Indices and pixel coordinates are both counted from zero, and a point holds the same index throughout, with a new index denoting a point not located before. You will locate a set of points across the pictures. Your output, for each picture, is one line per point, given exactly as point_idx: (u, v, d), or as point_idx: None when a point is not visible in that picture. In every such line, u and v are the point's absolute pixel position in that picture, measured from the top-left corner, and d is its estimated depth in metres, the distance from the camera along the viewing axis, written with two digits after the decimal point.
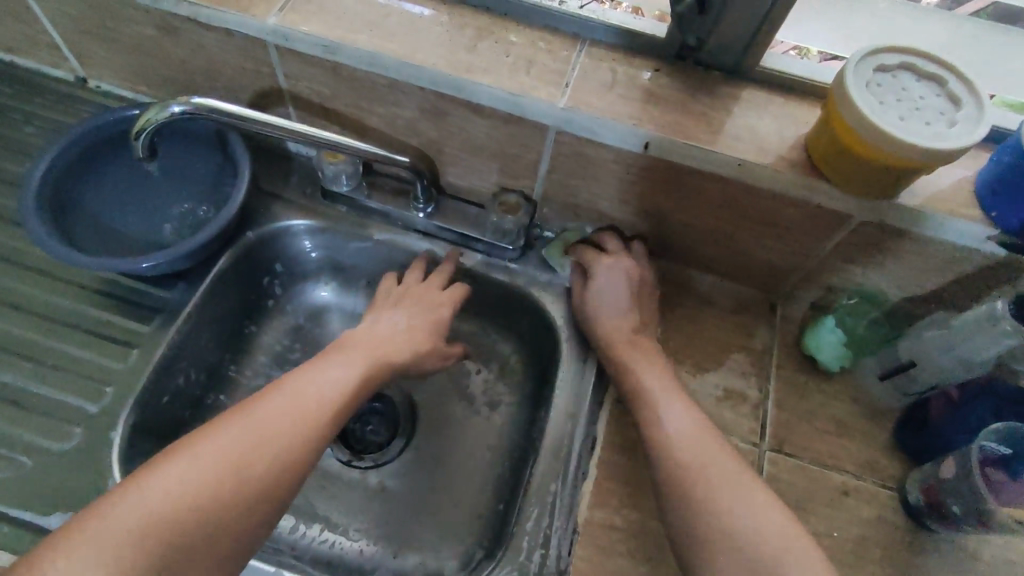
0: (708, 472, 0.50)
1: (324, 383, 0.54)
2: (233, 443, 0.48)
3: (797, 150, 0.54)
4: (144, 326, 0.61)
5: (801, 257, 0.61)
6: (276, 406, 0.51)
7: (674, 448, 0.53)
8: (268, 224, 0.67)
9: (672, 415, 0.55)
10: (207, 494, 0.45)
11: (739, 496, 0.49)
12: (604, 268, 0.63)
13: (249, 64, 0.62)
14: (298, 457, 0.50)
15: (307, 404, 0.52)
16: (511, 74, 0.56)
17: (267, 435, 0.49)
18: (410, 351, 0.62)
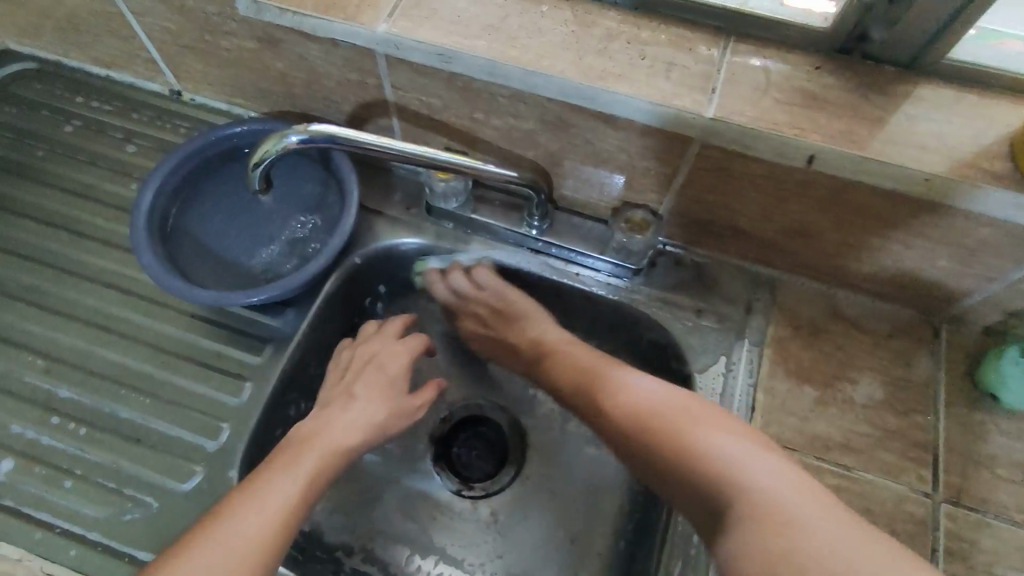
0: (743, 469, 0.43)
1: (280, 487, 0.48)
2: (208, 557, 0.43)
3: (1000, 159, 0.46)
4: (255, 356, 0.59)
5: (980, 279, 0.53)
6: (238, 524, 0.45)
7: (701, 459, 0.45)
8: (373, 242, 0.63)
9: (693, 418, 0.48)
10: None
11: (776, 481, 0.42)
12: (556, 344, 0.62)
13: (354, 75, 0.58)
14: (276, 546, 0.46)
15: (280, 503, 0.48)
16: (650, 79, 0.50)
17: (238, 539, 0.45)
18: (365, 433, 0.56)
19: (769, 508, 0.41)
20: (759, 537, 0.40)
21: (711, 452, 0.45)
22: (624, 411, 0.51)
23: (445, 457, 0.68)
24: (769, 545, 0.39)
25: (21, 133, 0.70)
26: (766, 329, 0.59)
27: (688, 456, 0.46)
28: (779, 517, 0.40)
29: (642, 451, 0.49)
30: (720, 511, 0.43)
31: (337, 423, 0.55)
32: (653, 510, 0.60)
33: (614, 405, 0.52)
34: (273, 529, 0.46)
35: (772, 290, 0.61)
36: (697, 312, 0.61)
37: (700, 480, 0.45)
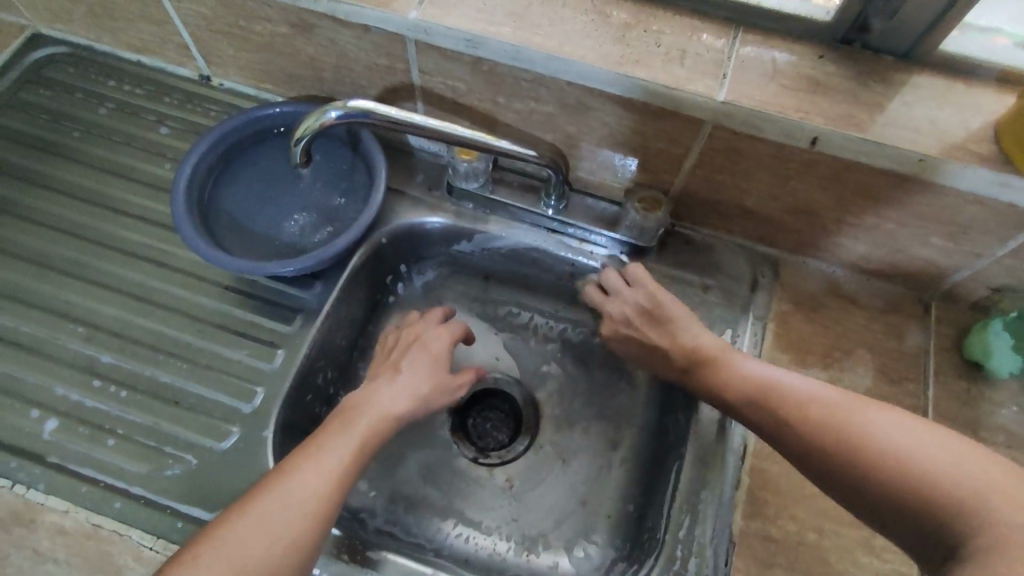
0: (869, 424, 0.45)
1: (334, 449, 0.51)
2: (270, 509, 0.46)
3: (986, 141, 0.50)
4: (286, 326, 0.62)
5: (969, 256, 0.57)
6: (300, 476, 0.49)
7: (819, 421, 0.47)
8: (397, 220, 0.67)
9: (794, 390, 0.50)
10: (257, 562, 0.44)
11: (902, 434, 0.44)
12: (619, 315, 0.62)
13: (382, 60, 0.61)
14: (330, 504, 0.48)
15: (335, 462, 0.51)
16: (665, 66, 0.53)
17: (297, 495, 0.48)
18: (410, 397, 0.58)
19: (891, 457, 0.43)
20: (889, 490, 0.43)
21: (837, 416, 0.47)
22: (718, 382, 0.54)
23: (462, 427, 0.72)
24: (932, 491, 0.41)
25: (57, 115, 0.73)
26: (768, 304, 0.63)
27: (816, 420, 0.48)
28: (916, 466, 0.42)
29: (818, 451, 0.47)
30: (837, 467, 0.46)
31: (384, 393, 0.57)
32: (661, 475, 0.63)
33: (718, 384, 0.54)
34: (327, 489, 0.49)
35: (774, 269, 0.65)
36: (703, 287, 0.65)
37: (827, 437, 0.46)
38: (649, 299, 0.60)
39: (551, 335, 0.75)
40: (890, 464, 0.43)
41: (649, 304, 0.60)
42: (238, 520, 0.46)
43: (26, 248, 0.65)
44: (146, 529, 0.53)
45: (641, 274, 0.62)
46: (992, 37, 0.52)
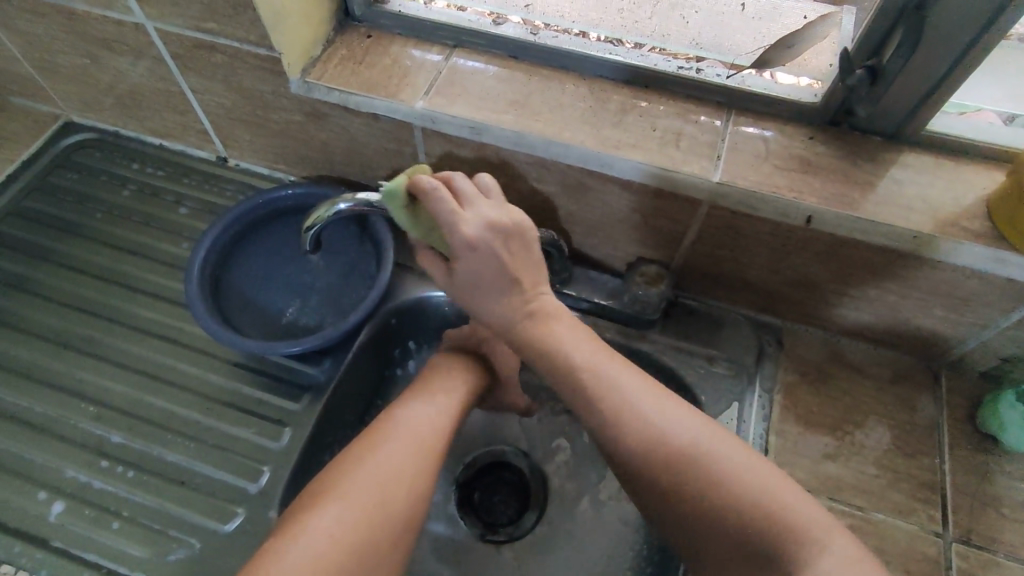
0: (693, 455, 0.47)
1: (433, 405, 0.51)
2: (400, 442, 0.47)
3: (979, 218, 0.51)
4: (293, 403, 0.62)
5: (973, 327, 0.57)
6: (416, 421, 0.49)
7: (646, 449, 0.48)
8: (404, 294, 0.68)
9: (630, 409, 0.49)
10: (399, 491, 0.44)
11: (717, 465, 0.46)
12: (468, 241, 0.50)
13: (391, 144, 0.64)
14: (447, 440, 0.50)
15: (440, 414, 0.51)
16: (660, 149, 0.55)
17: (421, 431, 0.49)
18: (493, 376, 0.59)
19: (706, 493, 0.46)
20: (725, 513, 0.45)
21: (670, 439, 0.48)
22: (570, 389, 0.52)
23: (469, 502, 0.71)
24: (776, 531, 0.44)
25: (82, 197, 0.76)
26: (776, 376, 0.63)
27: (639, 438, 0.48)
28: (725, 492, 0.45)
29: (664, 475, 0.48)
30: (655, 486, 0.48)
31: (470, 361, 0.58)
32: (673, 553, 0.61)
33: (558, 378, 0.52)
34: (443, 425, 0.50)
35: (778, 339, 0.65)
36: (708, 359, 0.64)
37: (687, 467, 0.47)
38: (501, 246, 0.51)
39: (558, 405, 0.75)
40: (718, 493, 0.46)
41: (504, 252, 0.51)
42: (371, 451, 0.46)
43: (43, 327, 0.67)
44: None
45: (494, 212, 0.51)
46: (972, 113, 0.54)
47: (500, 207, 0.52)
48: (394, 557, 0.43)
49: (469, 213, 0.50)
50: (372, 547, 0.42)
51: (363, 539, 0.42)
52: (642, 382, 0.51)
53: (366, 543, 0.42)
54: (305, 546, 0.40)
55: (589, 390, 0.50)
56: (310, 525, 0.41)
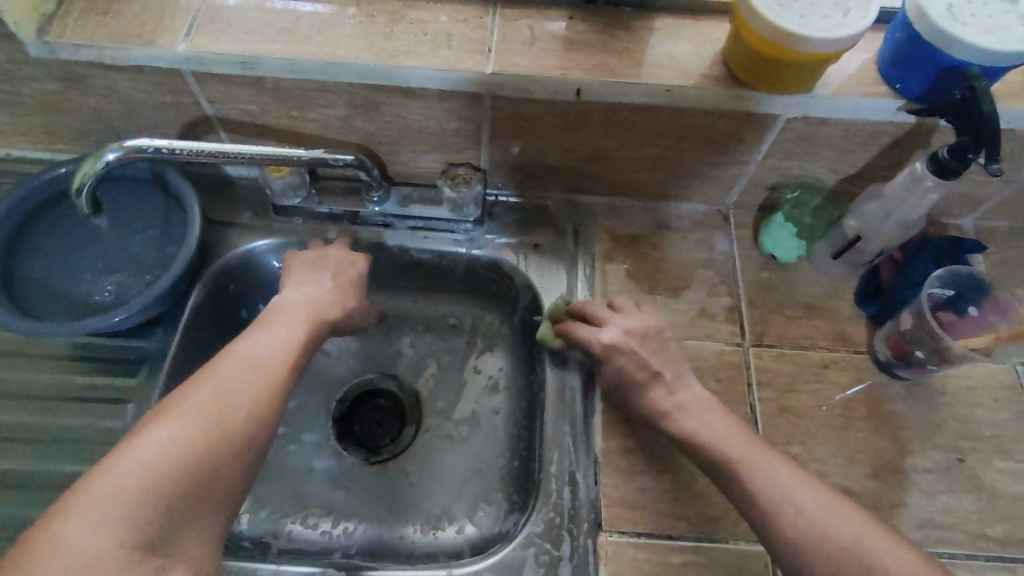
0: (791, 489, 0.49)
1: (271, 341, 0.53)
2: (237, 372, 0.49)
3: (717, 65, 0.58)
4: (131, 379, 0.60)
5: (739, 165, 0.65)
6: (254, 354, 0.51)
7: (749, 483, 0.51)
8: (227, 250, 0.67)
9: (744, 451, 0.53)
10: (238, 412, 0.46)
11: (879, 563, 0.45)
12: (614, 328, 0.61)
13: (168, 97, 0.61)
14: (290, 372, 0.52)
15: (279, 346, 0.53)
16: (434, 51, 0.57)
17: (259, 363, 0.50)
18: (341, 306, 0.61)
19: (794, 519, 0.48)
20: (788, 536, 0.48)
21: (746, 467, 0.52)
22: (682, 427, 0.56)
23: (352, 433, 0.74)
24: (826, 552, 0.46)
25: None
26: (595, 248, 0.69)
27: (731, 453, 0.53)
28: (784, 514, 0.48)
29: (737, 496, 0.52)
30: (755, 512, 0.50)
31: (309, 295, 0.60)
32: (535, 424, 0.68)
33: (684, 396, 0.58)
34: (280, 356, 0.52)
35: (592, 214, 0.72)
36: (534, 245, 0.70)
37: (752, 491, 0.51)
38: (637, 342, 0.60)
39: (418, 326, 0.78)
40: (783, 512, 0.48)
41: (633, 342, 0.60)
42: (210, 379, 0.48)
43: None
44: None
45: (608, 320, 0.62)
46: None
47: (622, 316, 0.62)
48: (237, 471, 0.45)
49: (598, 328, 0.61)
50: (209, 459, 0.43)
51: (199, 453, 0.43)
52: (758, 443, 0.53)
53: (202, 458, 0.43)
54: (131, 462, 0.41)
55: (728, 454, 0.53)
56: (140, 444, 0.42)
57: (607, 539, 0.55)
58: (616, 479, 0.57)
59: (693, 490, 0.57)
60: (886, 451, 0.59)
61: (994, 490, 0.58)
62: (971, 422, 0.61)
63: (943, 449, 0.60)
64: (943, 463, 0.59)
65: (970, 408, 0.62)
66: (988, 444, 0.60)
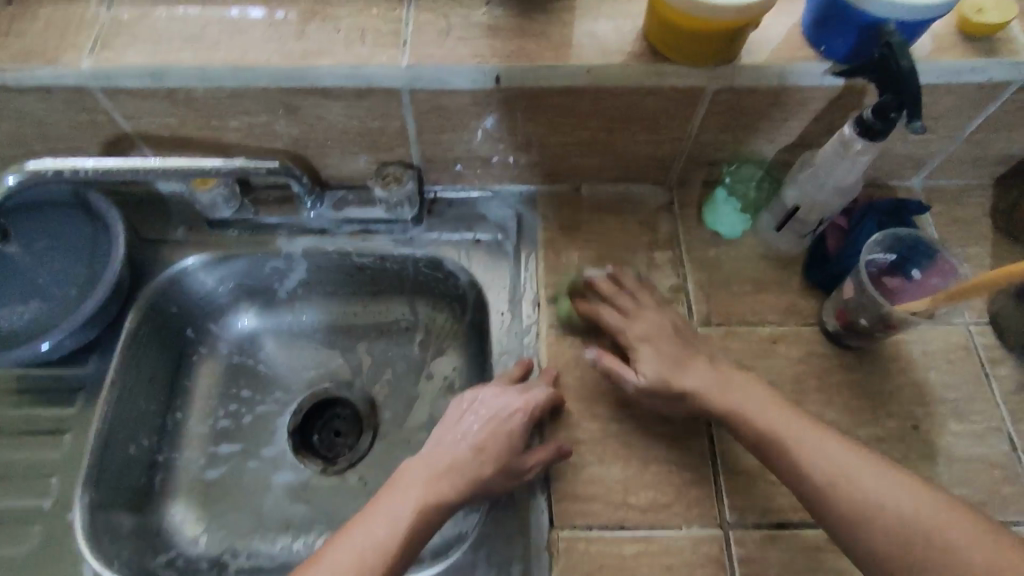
0: (859, 475, 0.47)
1: (388, 513, 0.50)
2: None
3: (638, 41, 0.56)
4: (68, 409, 0.60)
5: (675, 142, 0.64)
6: (345, 542, 0.49)
7: (831, 483, 0.47)
8: (159, 269, 0.66)
9: (819, 450, 0.49)
10: None
11: (969, 575, 0.41)
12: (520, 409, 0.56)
13: (82, 116, 0.59)
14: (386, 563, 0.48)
15: (401, 517, 0.50)
16: (347, 49, 0.56)
17: (356, 561, 0.47)
18: (478, 436, 0.55)
19: (868, 508, 0.46)
20: (876, 541, 0.45)
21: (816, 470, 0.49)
22: (762, 420, 0.52)
23: (308, 444, 0.71)
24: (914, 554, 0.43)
25: None
26: (538, 238, 0.68)
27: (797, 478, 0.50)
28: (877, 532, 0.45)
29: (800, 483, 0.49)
30: (823, 506, 0.48)
31: (445, 438, 0.56)
32: None
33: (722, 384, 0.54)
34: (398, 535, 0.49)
35: (534, 203, 0.70)
36: (473, 240, 0.68)
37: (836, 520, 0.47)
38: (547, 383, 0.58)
39: (370, 331, 0.76)
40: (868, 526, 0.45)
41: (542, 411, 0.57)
42: None
43: None
44: None
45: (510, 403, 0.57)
46: None
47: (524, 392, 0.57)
48: None
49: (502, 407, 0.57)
50: None
51: None
52: (837, 439, 0.50)
53: None
54: None
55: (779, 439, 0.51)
56: None
57: (560, 535, 0.53)
58: (566, 472, 0.56)
59: (644, 476, 0.56)
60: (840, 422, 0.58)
61: (948, 453, 0.57)
62: (923, 385, 0.60)
63: (897, 416, 0.59)
64: (897, 430, 0.58)
65: (921, 372, 0.61)
66: (941, 406, 0.59)
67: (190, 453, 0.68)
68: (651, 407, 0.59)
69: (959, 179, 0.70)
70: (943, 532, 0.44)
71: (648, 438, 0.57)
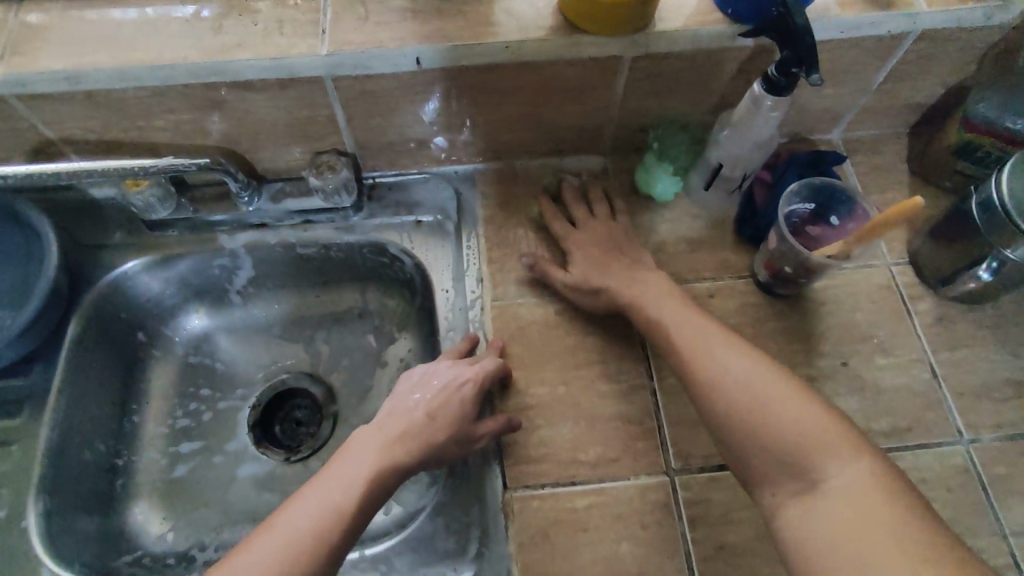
0: (755, 383, 0.49)
1: (341, 479, 0.51)
2: (272, 537, 0.47)
3: (554, 14, 0.57)
4: (15, 419, 0.60)
5: (601, 111, 0.65)
6: (300, 505, 0.49)
7: (731, 391, 0.50)
8: (97, 274, 0.65)
9: (722, 361, 0.51)
10: None
11: (836, 472, 0.44)
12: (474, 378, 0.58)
13: (2, 125, 0.59)
14: (342, 527, 0.49)
15: (356, 482, 0.51)
16: (266, 41, 0.56)
17: (310, 523, 0.48)
18: (432, 408, 0.56)
19: (752, 409, 0.48)
20: (758, 443, 0.47)
21: (722, 377, 0.51)
22: (677, 333, 0.55)
23: (269, 436, 0.72)
24: (790, 447, 0.46)
25: None
26: (479, 215, 0.70)
27: (704, 384, 0.51)
28: (761, 429, 0.47)
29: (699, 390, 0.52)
30: (716, 398, 0.50)
31: (398, 410, 0.57)
32: None
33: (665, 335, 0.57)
34: (351, 498, 0.50)
35: (473, 181, 0.72)
36: (415, 223, 0.69)
37: (729, 419, 0.49)
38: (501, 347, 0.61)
39: (324, 321, 0.77)
40: (754, 424, 0.48)
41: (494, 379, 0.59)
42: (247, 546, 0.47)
43: None
44: None
45: (463, 372, 0.58)
46: None
47: (475, 364, 0.59)
48: None
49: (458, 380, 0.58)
50: None
51: None
52: (745, 351, 0.52)
53: None
54: None
55: (681, 346, 0.54)
56: None
57: (515, 496, 0.56)
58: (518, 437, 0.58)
59: (591, 435, 0.58)
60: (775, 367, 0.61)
61: (876, 386, 0.61)
62: (851, 325, 0.64)
63: (828, 356, 0.62)
64: (828, 369, 0.61)
65: (849, 313, 0.64)
66: (868, 342, 0.63)
67: (149, 456, 0.68)
68: (597, 367, 0.61)
69: (876, 129, 0.74)
70: (826, 436, 0.46)
71: (595, 397, 0.60)
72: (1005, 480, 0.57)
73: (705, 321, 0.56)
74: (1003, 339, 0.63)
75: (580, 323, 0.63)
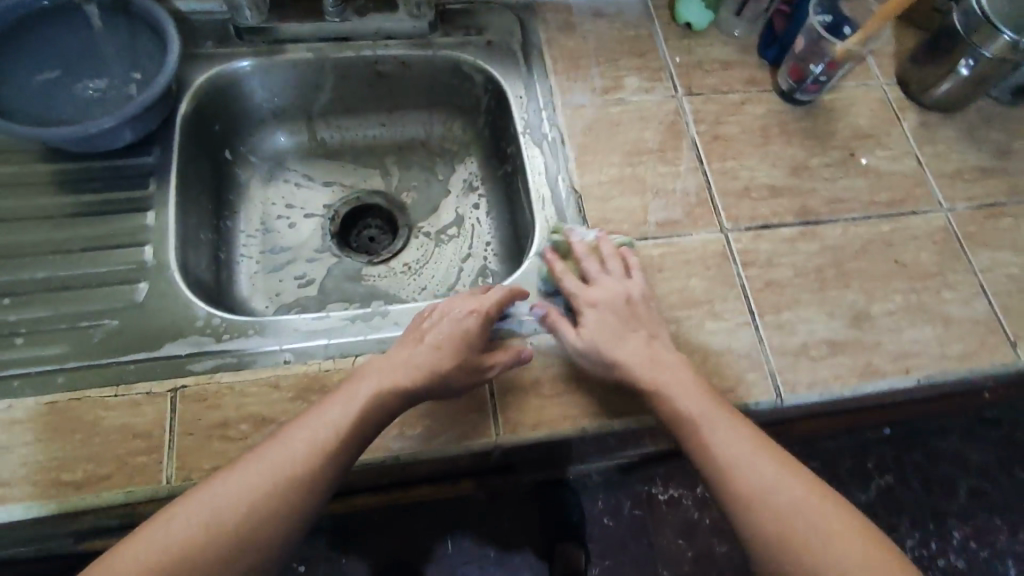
0: (805, 506, 0.50)
1: (337, 408, 0.51)
2: (260, 466, 0.48)
3: None
4: (142, 191, 0.64)
5: None
6: (296, 431, 0.50)
7: (806, 508, 0.50)
8: (198, 74, 0.70)
9: (755, 466, 0.52)
10: (228, 513, 0.46)
11: None
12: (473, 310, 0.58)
13: None
14: (325, 460, 0.49)
15: (351, 411, 0.51)
16: None
17: (299, 451, 0.49)
18: (437, 340, 0.56)
19: (822, 534, 0.49)
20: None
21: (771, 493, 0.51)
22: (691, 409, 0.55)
23: (348, 245, 0.79)
24: None
25: None
26: (539, 38, 0.78)
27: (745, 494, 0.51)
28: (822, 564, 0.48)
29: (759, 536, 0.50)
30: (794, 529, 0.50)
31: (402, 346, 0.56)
32: (513, 195, 0.76)
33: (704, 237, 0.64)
34: (346, 424, 0.50)
35: (531, 11, 0.80)
36: (486, 42, 0.77)
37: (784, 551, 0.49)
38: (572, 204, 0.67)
39: (391, 145, 0.83)
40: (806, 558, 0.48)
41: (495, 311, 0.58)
42: (224, 475, 0.48)
43: None
44: (100, 384, 0.54)
45: (473, 303, 0.58)
46: None
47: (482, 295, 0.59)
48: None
49: (461, 310, 0.58)
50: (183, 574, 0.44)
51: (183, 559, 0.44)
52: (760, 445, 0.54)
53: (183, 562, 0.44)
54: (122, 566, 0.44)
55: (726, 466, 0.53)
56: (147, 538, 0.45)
57: None
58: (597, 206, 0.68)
59: (659, 204, 0.68)
60: (798, 156, 0.74)
61: (877, 170, 0.75)
62: (856, 125, 0.77)
63: (838, 148, 0.75)
64: (839, 158, 0.75)
65: (854, 117, 0.77)
66: (869, 138, 0.76)
67: (246, 254, 0.74)
68: (655, 154, 0.71)
69: None
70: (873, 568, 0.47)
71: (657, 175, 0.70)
72: (974, 235, 0.72)
73: (737, 418, 0.55)
74: (971, 138, 0.78)
75: (638, 122, 0.73)
